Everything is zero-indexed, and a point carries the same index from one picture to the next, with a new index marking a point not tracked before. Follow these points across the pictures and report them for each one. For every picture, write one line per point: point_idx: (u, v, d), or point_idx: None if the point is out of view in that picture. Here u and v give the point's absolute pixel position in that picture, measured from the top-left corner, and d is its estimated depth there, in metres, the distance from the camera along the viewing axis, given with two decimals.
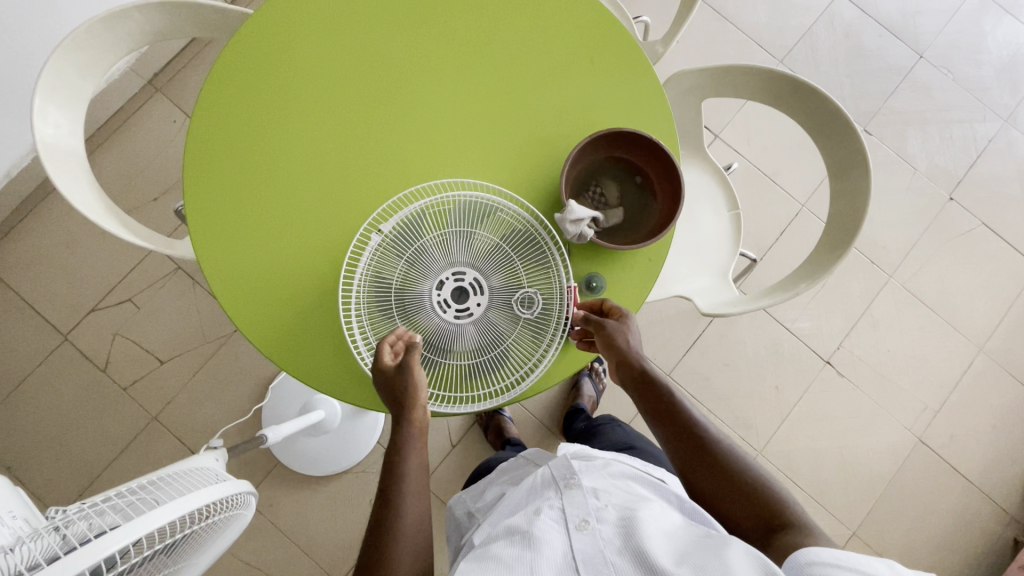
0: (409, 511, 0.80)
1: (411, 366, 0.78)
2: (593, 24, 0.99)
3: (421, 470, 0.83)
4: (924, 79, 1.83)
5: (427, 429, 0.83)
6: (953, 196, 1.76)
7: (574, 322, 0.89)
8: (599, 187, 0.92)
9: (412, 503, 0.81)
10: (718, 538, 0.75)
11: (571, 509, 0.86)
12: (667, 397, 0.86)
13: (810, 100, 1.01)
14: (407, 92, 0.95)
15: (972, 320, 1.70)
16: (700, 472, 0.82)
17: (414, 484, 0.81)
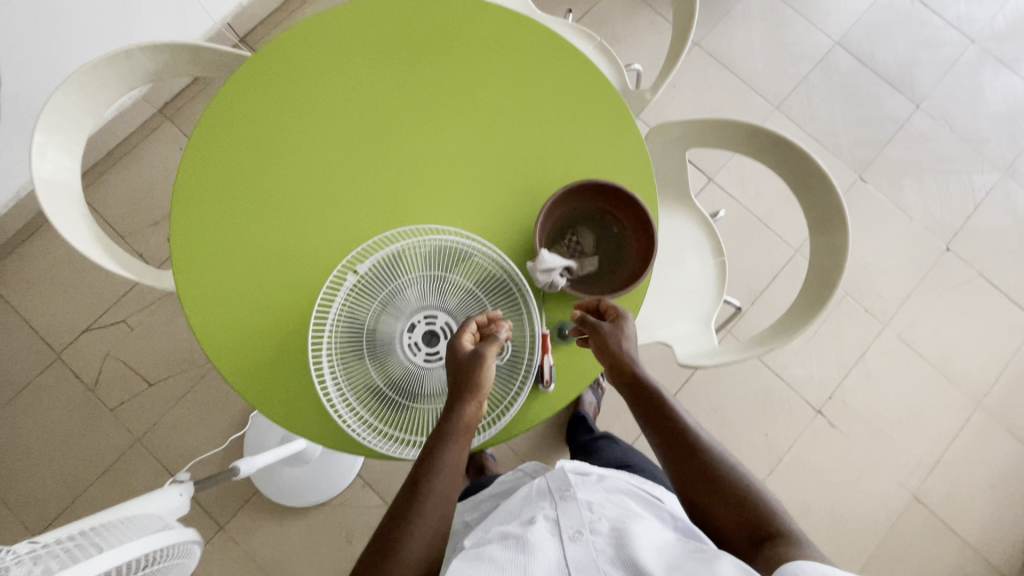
0: (432, 505, 0.78)
1: (483, 357, 0.78)
2: (579, 76, 1.01)
3: (457, 469, 0.80)
4: (920, 129, 1.84)
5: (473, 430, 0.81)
6: (950, 246, 1.74)
7: (544, 369, 0.89)
8: (575, 235, 0.93)
9: (440, 499, 0.79)
10: (707, 553, 0.75)
11: (565, 520, 0.86)
12: (659, 402, 0.84)
13: (789, 156, 1.01)
14: (398, 134, 0.98)
15: (969, 372, 1.66)
16: (701, 488, 0.79)
17: (445, 482, 0.79)
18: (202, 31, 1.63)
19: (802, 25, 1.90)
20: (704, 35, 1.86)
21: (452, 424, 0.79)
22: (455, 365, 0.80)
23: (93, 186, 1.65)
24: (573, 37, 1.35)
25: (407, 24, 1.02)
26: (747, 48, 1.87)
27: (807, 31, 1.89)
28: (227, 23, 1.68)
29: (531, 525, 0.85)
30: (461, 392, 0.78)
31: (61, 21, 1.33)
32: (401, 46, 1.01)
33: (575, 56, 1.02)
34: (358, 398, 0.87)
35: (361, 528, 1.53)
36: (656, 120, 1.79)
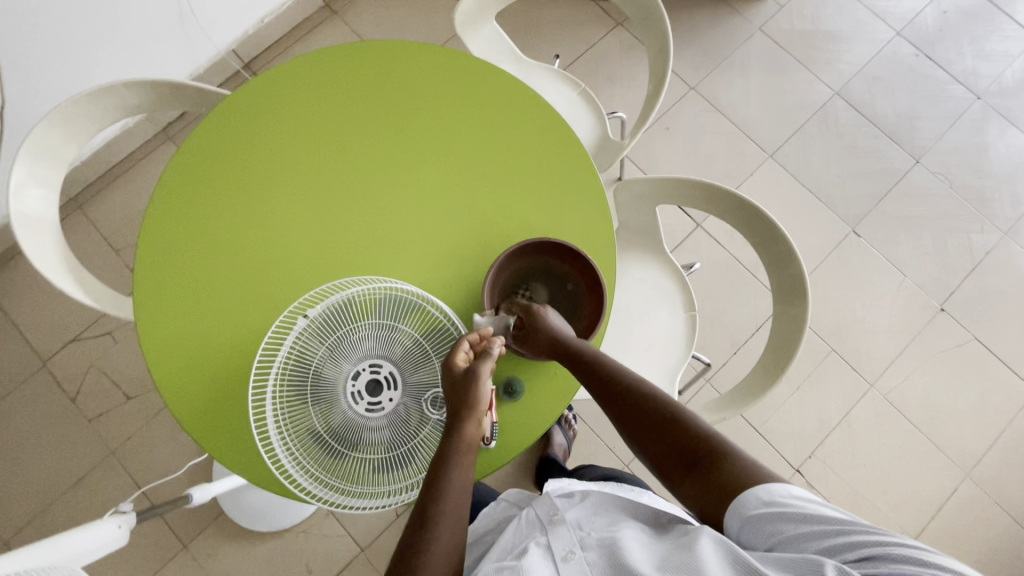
0: (447, 527, 0.80)
1: (481, 378, 0.82)
2: (544, 133, 1.04)
3: (463, 488, 0.83)
4: (919, 184, 1.80)
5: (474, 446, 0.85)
6: (944, 306, 1.70)
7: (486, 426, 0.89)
8: (528, 290, 0.94)
9: (450, 520, 0.80)
10: (691, 533, 0.71)
11: (557, 543, 0.80)
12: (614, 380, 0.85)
13: (755, 221, 1.02)
14: (368, 178, 1.00)
15: (958, 440, 1.60)
16: (674, 453, 0.76)
17: (454, 503, 0.82)
18: (206, 57, 1.69)
19: (802, 73, 1.89)
20: (701, 79, 1.87)
21: (456, 444, 0.82)
22: (455, 388, 0.82)
23: (91, 200, 1.70)
24: (557, 83, 1.37)
25: (380, 74, 1.05)
26: (743, 94, 1.86)
27: (806, 79, 1.88)
28: (231, 51, 1.74)
29: (523, 554, 0.79)
30: (464, 413, 0.82)
31: (78, 49, 1.40)
32: (378, 93, 1.04)
33: (545, 113, 1.05)
34: (298, 442, 0.86)
35: (322, 558, 1.52)
36: (647, 161, 1.79)
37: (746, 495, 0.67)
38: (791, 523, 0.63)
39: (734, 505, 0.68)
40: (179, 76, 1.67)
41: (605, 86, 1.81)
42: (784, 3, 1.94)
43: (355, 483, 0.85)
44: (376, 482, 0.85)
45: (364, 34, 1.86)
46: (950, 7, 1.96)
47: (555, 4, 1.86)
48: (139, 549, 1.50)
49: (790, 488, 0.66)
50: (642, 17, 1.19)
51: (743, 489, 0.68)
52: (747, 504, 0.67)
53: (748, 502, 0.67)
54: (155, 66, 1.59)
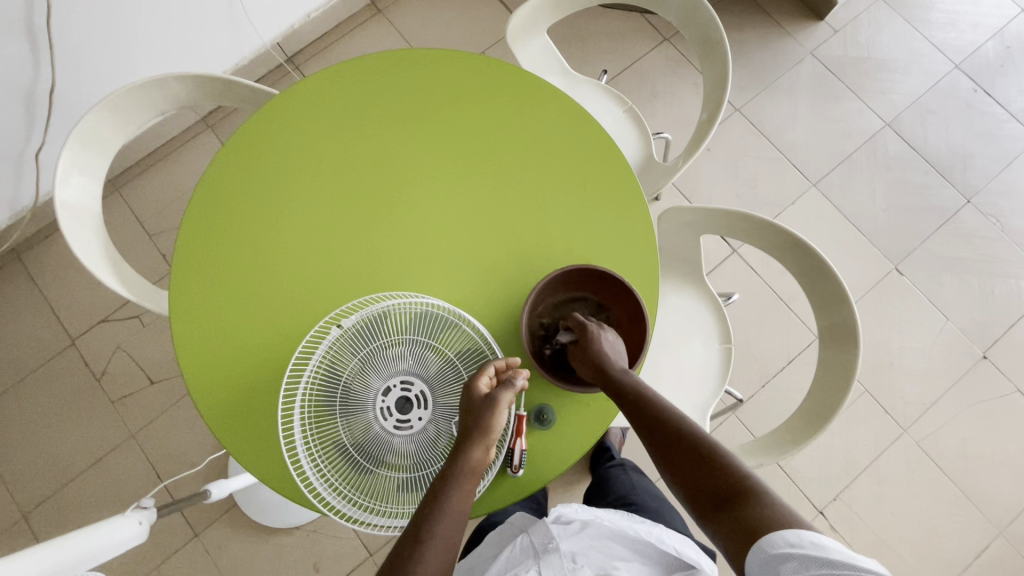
0: (435, 549, 0.75)
1: (500, 401, 0.80)
2: (591, 152, 1.01)
3: (459, 514, 0.78)
4: (968, 225, 1.73)
5: (479, 473, 0.80)
6: (987, 354, 1.64)
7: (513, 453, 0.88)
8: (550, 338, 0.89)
9: (437, 547, 0.75)
10: None
11: (549, 575, 0.78)
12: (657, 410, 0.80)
13: (804, 259, 1.00)
14: (407, 187, 0.98)
15: (993, 495, 1.54)
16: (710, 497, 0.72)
17: (448, 528, 0.76)
18: (251, 49, 1.70)
19: (852, 101, 1.83)
20: (747, 101, 1.82)
21: (461, 464, 0.78)
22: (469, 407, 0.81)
23: (129, 184, 1.71)
24: (603, 98, 1.34)
25: (429, 80, 1.03)
26: (790, 119, 1.81)
27: (856, 108, 1.82)
28: (276, 44, 1.75)
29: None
30: (473, 433, 0.78)
31: (127, 34, 1.41)
32: (423, 101, 1.02)
33: (594, 132, 1.02)
34: (324, 453, 0.85)
35: (329, 559, 1.51)
36: (685, 181, 1.75)
37: (773, 535, 0.63)
38: (803, 565, 0.60)
39: (757, 543, 0.64)
40: (224, 66, 1.68)
41: (648, 101, 1.77)
42: (838, 28, 1.89)
43: (377, 500, 0.83)
44: (400, 501, 0.84)
45: (408, 35, 1.85)
46: (1014, 42, 1.88)
47: (602, 16, 1.83)
48: (150, 535, 1.50)
49: (816, 535, 0.62)
50: (700, 40, 1.16)
51: (771, 528, 0.64)
52: (773, 544, 0.63)
53: (773, 542, 0.63)
54: (202, 54, 1.60)
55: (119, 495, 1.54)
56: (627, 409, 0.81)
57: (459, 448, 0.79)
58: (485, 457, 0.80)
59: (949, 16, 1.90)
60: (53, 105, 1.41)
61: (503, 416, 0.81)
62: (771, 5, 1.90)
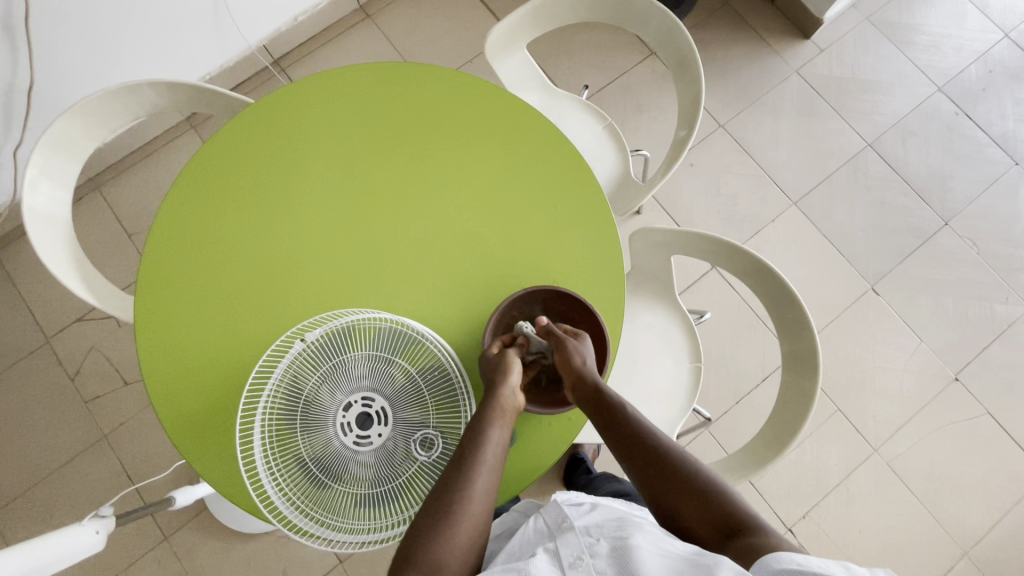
0: (478, 488, 0.77)
1: (510, 361, 0.85)
2: (563, 169, 1.02)
3: (500, 449, 0.81)
4: (945, 247, 1.75)
5: (512, 413, 0.84)
6: (959, 376, 1.65)
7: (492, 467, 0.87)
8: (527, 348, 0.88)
9: (481, 478, 0.78)
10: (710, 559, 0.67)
11: (566, 551, 0.74)
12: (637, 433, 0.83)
13: (771, 284, 1.01)
14: (381, 200, 0.98)
15: (961, 517, 1.55)
16: (706, 523, 0.76)
17: (489, 461, 0.79)
18: (236, 51, 1.69)
19: (835, 120, 1.84)
20: (731, 118, 1.83)
21: (495, 407, 0.82)
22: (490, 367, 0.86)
23: (110, 182, 1.71)
24: (584, 115, 1.34)
25: (403, 92, 1.03)
26: (772, 137, 1.82)
27: (838, 127, 1.84)
28: (262, 47, 1.75)
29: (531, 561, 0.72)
30: (500, 380, 0.83)
31: (107, 34, 1.41)
32: (398, 115, 1.02)
33: (567, 150, 1.03)
34: (283, 466, 0.84)
35: (300, 564, 1.51)
36: (667, 196, 1.76)
37: (779, 555, 0.64)
38: None
39: (764, 561, 0.65)
40: (208, 68, 1.67)
41: (632, 115, 1.78)
42: (824, 47, 1.90)
43: (333, 515, 0.82)
44: (358, 518, 0.81)
45: (396, 41, 1.85)
46: (997, 66, 1.90)
47: (589, 28, 1.84)
48: (119, 538, 1.50)
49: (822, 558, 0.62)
50: (677, 61, 1.17)
51: (777, 549, 0.65)
52: (778, 560, 0.64)
53: (780, 559, 0.64)
54: (186, 55, 1.59)
55: (89, 496, 1.53)
56: (607, 428, 0.84)
57: (490, 393, 0.83)
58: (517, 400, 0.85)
59: (933, 39, 1.92)
60: (32, 104, 1.40)
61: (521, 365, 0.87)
62: (758, 23, 1.91)
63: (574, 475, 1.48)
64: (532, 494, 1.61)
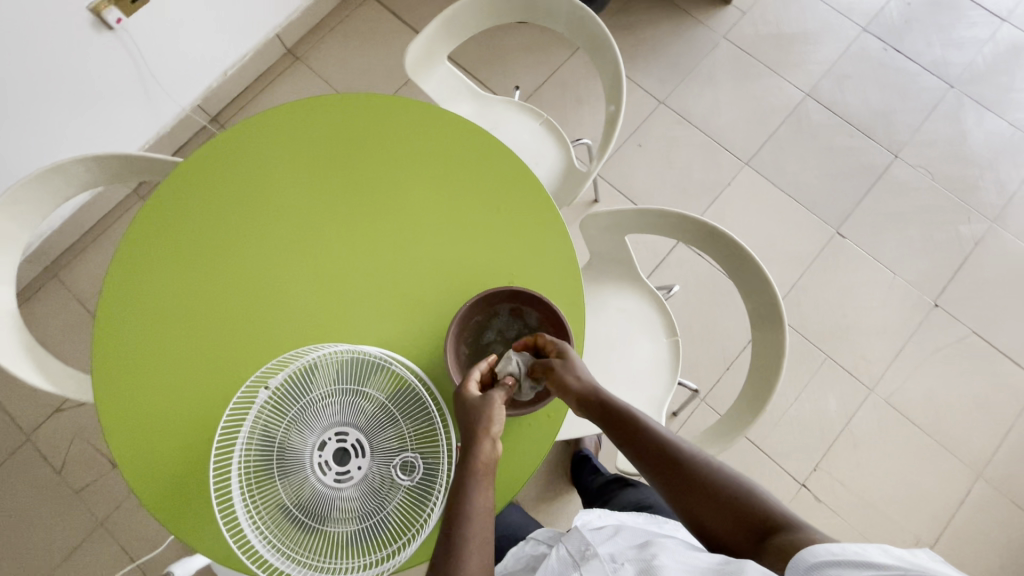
0: (476, 531, 0.71)
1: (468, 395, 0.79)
2: (502, 171, 1.02)
3: (486, 513, 0.73)
4: (899, 179, 1.77)
5: (493, 468, 0.76)
6: (938, 302, 1.66)
7: (486, 530, 0.72)
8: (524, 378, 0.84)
9: (475, 551, 0.69)
10: (734, 564, 0.65)
11: None
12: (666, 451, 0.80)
13: (722, 245, 1.01)
14: (330, 244, 0.97)
15: (967, 440, 1.56)
16: (744, 535, 0.72)
17: (479, 527, 0.71)
18: (172, 116, 1.69)
19: (770, 77, 1.87)
20: (669, 92, 1.85)
21: (472, 467, 0.74)
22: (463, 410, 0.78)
23: (66, 268, 1.68)
24: (519, 115, 1.35)
25: (333, 122, 1.04)
26: (713, 104, 1.84)
27: (775, 84, 1.86)
28: (197, 106, 1.75)
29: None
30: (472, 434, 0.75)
31: (35, 121, 1.40)
32: (332, 153, 1.02)
33: (504, 157, 1.03)
34: (268, 517, 0.82)
35: None
36: (621, 179, 1.76)
37: (812, 546, 0.58)
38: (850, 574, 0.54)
39: (797, 555, 0.59)
40: (144, 138, 1.66)
41: (573, 107, 1.80)
42: (746, 10, 1.93)
43: (324, 557, 0.80)
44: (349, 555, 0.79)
45: (329, 78, 1.86)
46: None
47: (513, 31, 1.86)
48: None
49: (860, 546, 0.56)
50: (592, 48, 1.18)
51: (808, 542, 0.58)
52: (813, 553, 0.57)
53: (815, 553, 0.57)
54: (120, 129, 1.59)
55: None
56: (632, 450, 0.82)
57: (463, 453, 0.76)
58: (495, 451, 0.76)
59: None
60: None
61: (497, 409, 0.77)
62: None
63: (583, 472, 1.47)
64: (543, 502, 1.59)
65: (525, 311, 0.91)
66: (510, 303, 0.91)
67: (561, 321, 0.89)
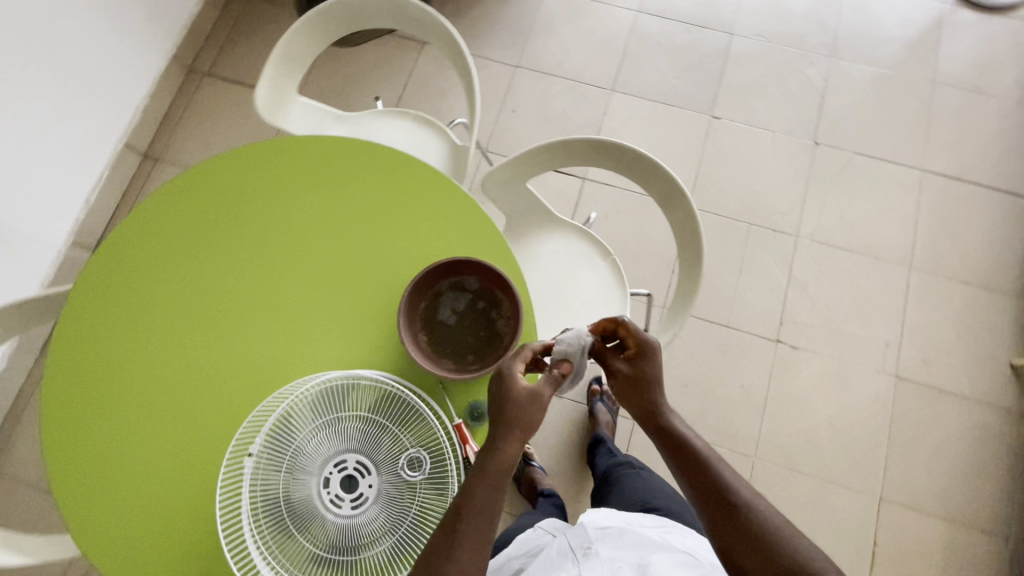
0: (472, 531, 0.74)
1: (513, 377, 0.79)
2: (390, 168, 1.04)
3: (488, 509, 0.76)
4: (743, 52, 1.93)
5: (510, 467, 0.78)
6: (818, 141, 1.83)
7: (484, 523, 0.76)
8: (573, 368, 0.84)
9: (469, 548, 0.74)
10: None
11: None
12: (704, 466, 0.79)
13: (609, 152, 1.07)
14: (248, 303, 0.96)
15: (889, 243, 1.72)
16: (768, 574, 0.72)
17: (476, 526, 0.75)
18: (50, 263, 1.60)
19: (600, 8, 1.99)
20: (520, 55, 1.93)
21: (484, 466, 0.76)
22: (506, 398, 0.78)
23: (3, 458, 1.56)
24: (388, 120, 1.38)
25: (210, 187, 1.02)
26: (562, 50, 1.94)
27: (607, 13, 1.99)
28: (74, 244, 1.66)
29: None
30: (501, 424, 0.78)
31: None
32: (221, 217, 1.00)
33: (387, 156, 1.05)
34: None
35: None
36: (510, 147, 1.82)
37: None
38: None
39: None
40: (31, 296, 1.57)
41: (440, 101, 1.84)
42: None
43: None
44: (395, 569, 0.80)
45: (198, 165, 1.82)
46: None
47: (356, 55, 1.89)
48: None
49: None
50: (424, 31, 1.21)
51: None
52: None
53: None
54: None
55: None
56: (665, 449, 0.83)
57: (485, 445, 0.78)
58: (517, 452, 0.78)
59: None
60: None
61: (541, 409, 0.79)
62: None
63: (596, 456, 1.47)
64: (568, 462, 1.63)
65: (463, 279, 0.92)
66: (447, 277, 0.92)
67: (499, 272, 0.91)
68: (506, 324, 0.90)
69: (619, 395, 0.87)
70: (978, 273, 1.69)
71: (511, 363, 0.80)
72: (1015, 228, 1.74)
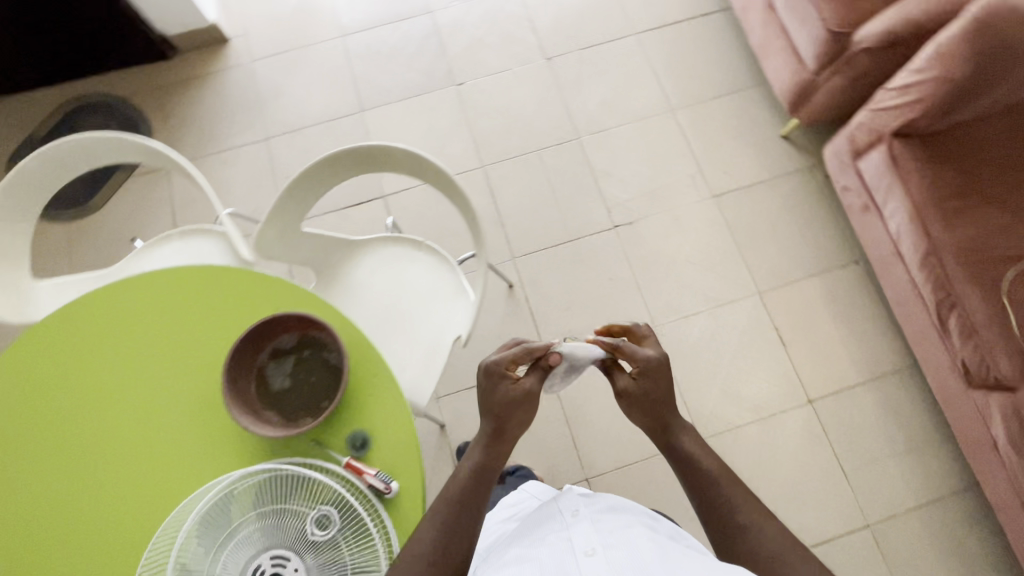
0: (437, 513, 0.82)
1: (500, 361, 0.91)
2: (145, 290, 0.98)
3: (453, 490, 0.85)
4: (449, 18, 2.06)
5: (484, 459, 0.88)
6: (548, 55, 2.00)
7: (446, 506, 0.83)
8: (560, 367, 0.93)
9: (434, 521, 0.81)
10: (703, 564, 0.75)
11: None
12: (692, 464, 0.86)
13: (345, 161, 1.11)
14: (78, 512, 0.87)
15: (647, 101, 1.93)
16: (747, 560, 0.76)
17: (442, 512, 0.82)
18: None
19: (310, 50, 2.03)
20: (265, 129, 1.94)
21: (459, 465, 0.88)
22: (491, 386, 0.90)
23: None
24: (149, 251, 1.32)
25: None
26: (299, 103, 1.97)
27: (318, 50, 2.03)
28: None
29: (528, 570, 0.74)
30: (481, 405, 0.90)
31: None
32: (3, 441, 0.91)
33: (133, 281, 0.99)
34: None
35: None
36: None
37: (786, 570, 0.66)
38: None
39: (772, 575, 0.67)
40: None
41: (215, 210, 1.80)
42: (244, 30, 2.06)
43: None
44: None
45: None
46: None
47: (109, 215, 1.79)
48: None
49: None
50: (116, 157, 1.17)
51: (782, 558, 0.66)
52: None
53: None
54: None
55: None
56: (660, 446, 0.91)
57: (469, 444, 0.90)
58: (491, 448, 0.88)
59: None
60: None
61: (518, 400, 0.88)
62: (193, 70, 2.01)
63: None
64: None
65: (277, 341, 0.91)
66: (262, 348, 0.91)
67: (302, 314, 0.91)
68: (336, 354, 0.91)
69: (626, 408, 0.92)
70: (720, 81, 1.94)
71: (504, 374, 0.89)
72: (724, 32, 2.01)
